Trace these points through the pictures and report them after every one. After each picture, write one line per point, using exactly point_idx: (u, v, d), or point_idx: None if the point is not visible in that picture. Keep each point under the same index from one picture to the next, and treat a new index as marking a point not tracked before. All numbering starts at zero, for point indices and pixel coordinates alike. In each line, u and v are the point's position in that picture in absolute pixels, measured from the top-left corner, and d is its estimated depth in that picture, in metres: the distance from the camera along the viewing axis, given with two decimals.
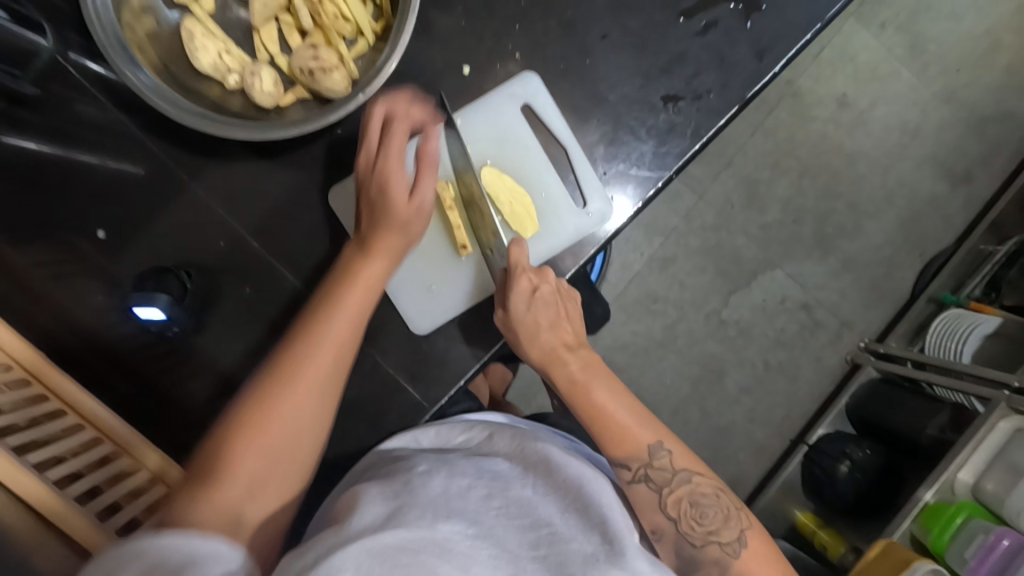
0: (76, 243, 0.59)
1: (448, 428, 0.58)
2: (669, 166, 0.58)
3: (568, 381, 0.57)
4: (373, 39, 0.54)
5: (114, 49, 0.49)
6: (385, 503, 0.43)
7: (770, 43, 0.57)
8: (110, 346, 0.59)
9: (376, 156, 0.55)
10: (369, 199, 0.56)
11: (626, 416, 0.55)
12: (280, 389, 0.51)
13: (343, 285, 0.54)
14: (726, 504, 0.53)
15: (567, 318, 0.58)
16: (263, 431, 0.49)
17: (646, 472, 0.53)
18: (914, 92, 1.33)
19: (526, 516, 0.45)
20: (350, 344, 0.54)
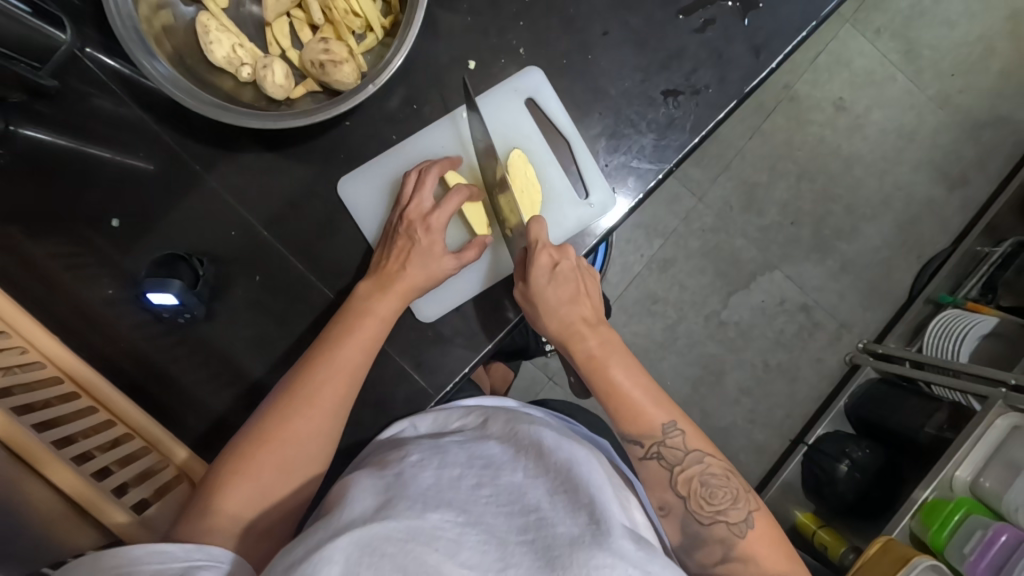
0: (92, 233, 0.60)
1: (446, 413, 0.58)
2: (668, 159, 0.59)
3: (587, 356, 0.57)
4: (382, 34, 0.56)
5: (132, 39, 0.50)
6: (377, 494, 0.45)
7: (766, 40, 0.59)
8: (123, 334, 0.60)
9: (429, 208, 0.58)
10: (411, 238, 0.58)
11: (643, 392, 0.55)
12: (295, 409, 0.52)
13: (356, 316, 0.56)
14: (735, 485, 0.54)
15: (587, 297, 0.59)
16: (275, 450, 0.51)
17: (658, 449, 0.54)
18: (909, 96, 1.35)
19: (515, 503, 0.46)
20: (361, 369, 0.55)
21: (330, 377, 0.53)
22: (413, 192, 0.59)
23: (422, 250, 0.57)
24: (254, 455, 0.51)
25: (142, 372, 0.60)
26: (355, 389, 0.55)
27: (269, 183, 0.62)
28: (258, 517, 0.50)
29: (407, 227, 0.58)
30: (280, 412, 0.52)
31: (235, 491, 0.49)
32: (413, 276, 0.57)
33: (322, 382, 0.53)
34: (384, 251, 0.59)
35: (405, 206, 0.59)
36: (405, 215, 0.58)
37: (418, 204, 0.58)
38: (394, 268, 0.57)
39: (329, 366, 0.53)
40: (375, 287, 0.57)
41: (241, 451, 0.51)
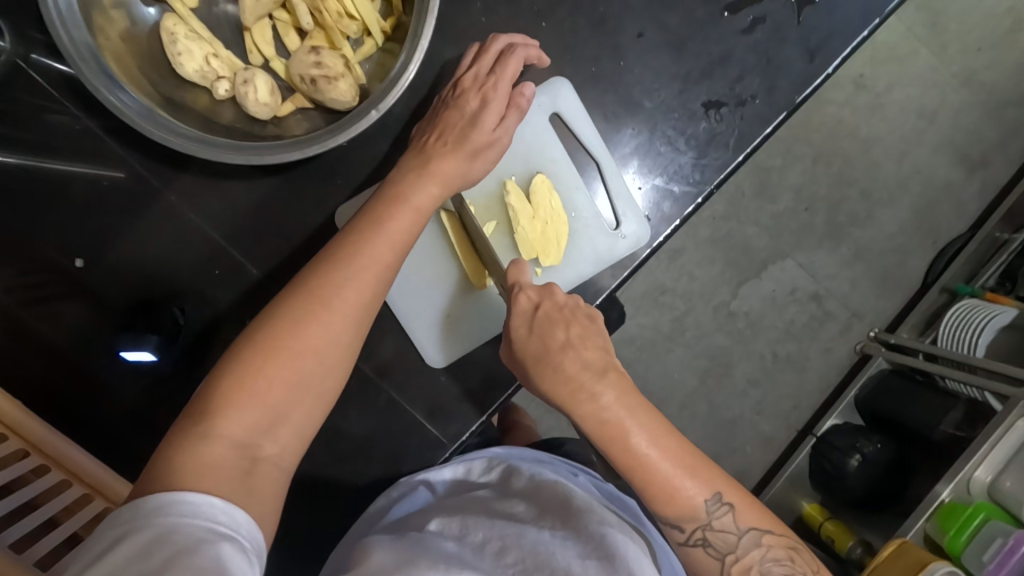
0: (56, 268, 0.53)
1: (467, 463, 0.56)
2: (709, 180, 0.54)
3: (597, 423, 0.47)
4: (382, 39, 0.49)
5: (86, 62, 0.42)
6: (400, 552, 0.42)
7: (820, 43, 0.53)
8: (94, 380, 0.53)
9: (489, 75, 0.51)
10: (461, 107, 0.51)
11: (672, 464, 0.47)
12: (310, 309, 0.44)
13: (390, 203, 0.49)
14: (800, 569, 0.46)
15: (586, 338, 0.50)
16: (284, 361, 0.43)
17: (704, 535, 0.47)
18: (932, 73, 1.27)
19: (543, 568, 0.41)
20: (390, 271, 0.48)
21: (355, 275, 0.46)
22: (473, 62, 0.52)
23: (468, 121, 0.51)
24: (262, 365, 0.42)
25: (115, 419, 0.54)
26: (381, 293, 0.48)
27: (262, 210, 0.55)
28: (267, 441, 0.42)
29: (458, 97, 0.51)
30: (294, 311, 0.44)
31: (240, 413, 0.41)
32: (451, 159, 0.50)
33: (345, 280, 0.46)
34: (422, 130, 0.52)
35: (459, 76, 0.52)
36: (459, 84, 0.52)
37: (476, 75, 0.51)
38: (433, 150, 0.51)
39: (350, 266, 0.46)
40: (412, 173, 0.50)
41: (248, 360, 0.42)
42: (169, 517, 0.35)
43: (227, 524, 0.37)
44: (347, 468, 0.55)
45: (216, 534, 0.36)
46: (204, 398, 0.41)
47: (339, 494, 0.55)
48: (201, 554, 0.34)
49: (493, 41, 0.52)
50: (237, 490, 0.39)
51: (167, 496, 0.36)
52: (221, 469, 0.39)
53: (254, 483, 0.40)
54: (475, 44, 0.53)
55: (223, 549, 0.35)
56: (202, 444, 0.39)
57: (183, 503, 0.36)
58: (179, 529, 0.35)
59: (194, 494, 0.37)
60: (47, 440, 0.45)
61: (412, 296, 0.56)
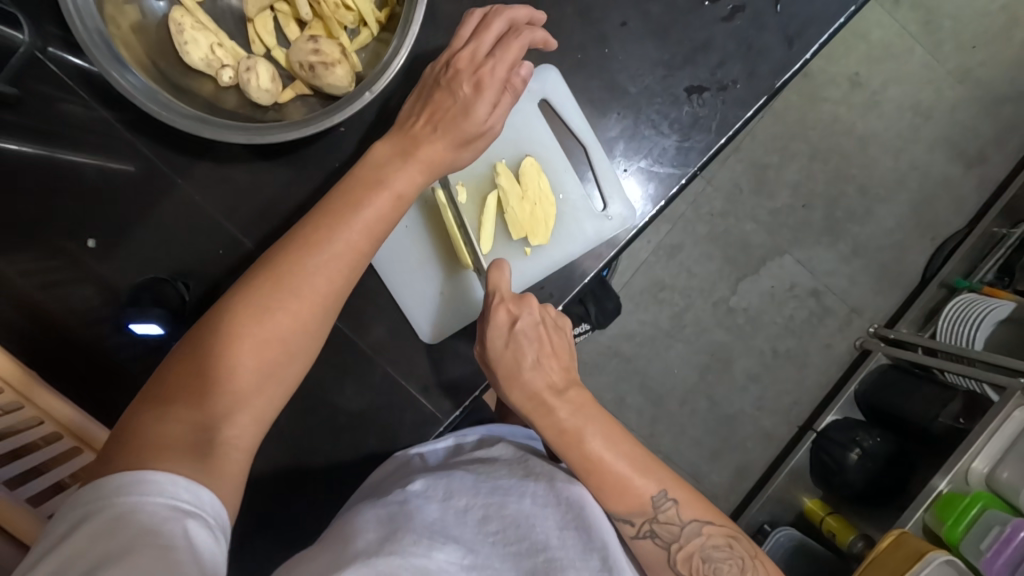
0: (65, 250, 0.56)
1: (459, 439, 0.57)
2: (692, 163, 0.55)
3: (558, 431, 0.51)
4: (377, 29, 0.52)
5: (99, 49, 0.45)
6: (381, 528, 0.43)
7: (801, 30, 0.55)
8: (103, 355, 0.55)
9: (487, 59, 0.51)
10: (454, 89, 0.52)
11: (625, 464, 0.50)
12: (275, 295, 0.46)
13: (362, 191, 0.50)
14: (738, 555, 0.49)
15: (553, 354, 0.53)
16: (249, 345, 0.45)
17: (651, 528, 0.49)
18: (927, 70, 1.29)
19: (523, 541, 0.45)
20: (362, 257, 0.50)
21: (324, 262, 0.48)
22: (473, 39, 0.52)
23: (460, 111, 0.52)
24: (228, 348, 0.45)
25: (122, 396, 0.56)
26: (351, 277, 0.50)
27: (263, 195, 0.57)
28: (227, 422, 0.44)
29: (451, 77, 0.52)
30: (261, 297, 0.46)
31: (206, 394, 0.44)
32: (438, 145, 0.52)
33: (313, 267, 0.48)
34: (412, 106, 0.53)
35: (456, 52, 0.52)
36: (453, 63, 0.52)
37: (473, 55, 0.52)
38: (420, 135, 0.52)
39: (318, 252, 0.48)
40: (391, 159, 0.52)
41: (216, 343, 0.45)
42: (134, 499, 0.37)
43: (192, 502, 0.39)
44: (345, 442, 0.57)
45: (180, 511, 0.38)
46: (172, 379, 0.44)
47: (337, 469, 0.57)
48: (165, 534, 0.36)
49: (496, 20, 0.52)
50: (197, 467, 0.41)
51: (129, 474, 0.38)
52: (182, 445, 0.41)
53: (216, 462, 0.42)
54: (477, 12, 0.53)
55: (188, 526, 0.37)
56: (165, 423, 0.42)
57: (146, 482, 0.38)
58: (142, 509, 0.37)
59: (156, 473, 0.38)
60: (68, 416, 0.47)
61: (405, 274, 0.58)
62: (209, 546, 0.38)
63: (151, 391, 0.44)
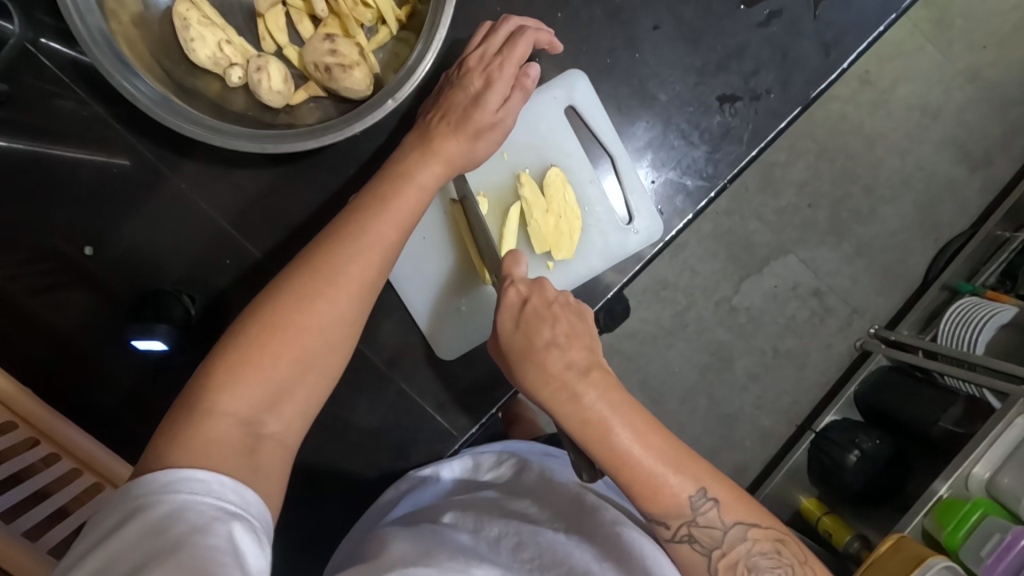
0: (58, 255, 0.52)
1: (477, 458, 0.58)
2: (722, 175, 0.53)
3: (579, 420, 0.45)
4: (396, 28, 0.49)
5: (99, 48, 0.42)
6: (415, 546, 0.43)
7: (837, 38, 0.53)
8: (97, 366, 0.53)
9: (496, 55, 0.50)
10: (467, 85, 0.50)
11: (660, 462, 0.45)
12: (313, 286, 0.45)
13: (392, 181, 0.49)
14: (788, 563, 0.45)
15: (571, 333, 0.47)
16: (288, 337, 0.43)
17: (689, 532, 0.45)
18: (937, 70, 1.27)
19: (560, 564, 0.42)
20: (395, 247, 0.48)
21: (360, 252, 0.46)
22: (482, 42, 0.51)
23: (471, 102, 0.50)
24: (269, 340, 0.43)
25: (120, 407, 0.54)
26: (385, 269, 0.48)
27: (271, 199, 0.55)
28: (268, 418, 0.42)
29: (462, 75, 0.51)
30: (299, 289, 0.44)
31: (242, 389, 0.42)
32: (454, 141, 0.50)
33: (350, 257, 0.46)
34: (427, 109, 0.52)
35: (467, 53, 0.51)
36: (465, 63, 0.51)
37: (482, 55, 0.51)
38: (435, 129, 0.50)
39: (354, 242, 0.46)
40: (414, 152, 0.50)
41: (251, 337, 0.43)
42: (177, 497, 0.35)
43: (237, 503, 0.37)
44: (356, 459, 0.55)
45: (226, 513, 0.36)
46: (210, 373, 0.41)
47: (348, 485, 0.56)
48: (211, 534, 0.34)
49: (504, 21, 0.51)
50: (242, 468, 0.39)
51: (177, 472, 0.36)
52: (224, 442, 0.39)
53: (258, 461, 0.40)
54: (488, 22, 0.52)
55: (234, 528, 0.35)
56: (207, 420, 0.40)
57: (191, 480, 0.36)
58: (190, 507, 0.35)
59: (202, 470, 0.37)
60: (41, 415, 0.44)
61: (421, 285, 0.56)
62: (256, 552, 0.35)
63: (186, 389, 0.42)
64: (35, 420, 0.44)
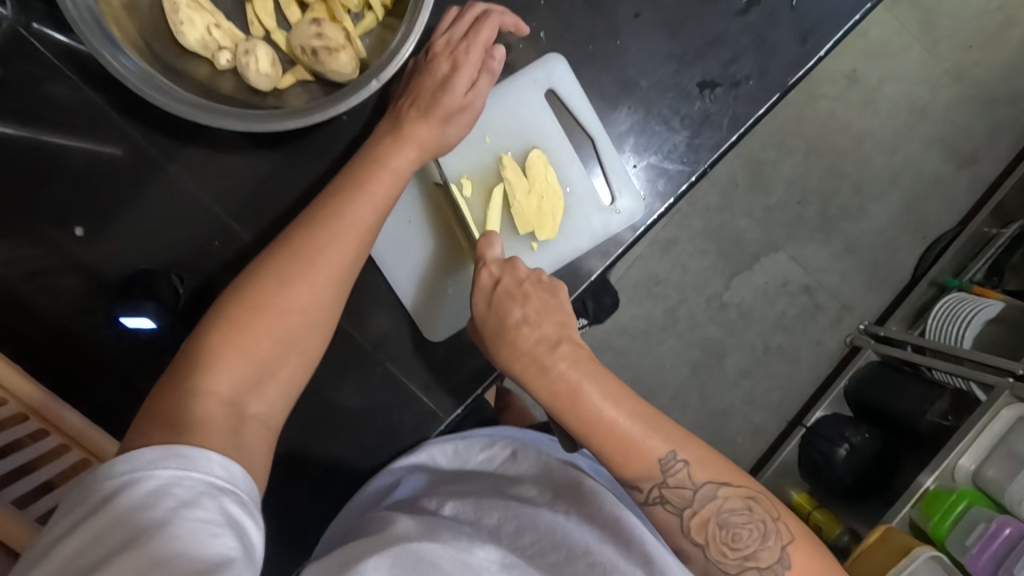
0: (48, 237, 0.53)
1: (464, 441, 0.59)
2: (702, 160, 0.55)
3: (551, 393, 0.49)
4: (382, 13, 0.50)
5: (89, 27, 0.42)
6: (418, 523, 0.43)
7: (814, 27, 0.55)
8: (88, 347, 0.54)
9: (461, 40, 0.51)
10: (434, 70, 0.51)
11: (631, 431, 0.48)
12: (293, 270, 0.46)
13: (366, 167, 0.50)
14: (759, 518, 0.47)
15: (542, 310, 0.50)
16: (269, 319, 0.45)
17: (661, 493, 0.48)
18: (924, 70, 1.29)
19: (560, 549, 0.45)
20: (373, 231, 0.50)
21: (337, 237, 0.47)
22: (449, 27, 0.52)
23: (439, 86, 0.51)
24: (250, 324, 0.44)
25: (110, 389, 0.54)
26: (363, 253, 0.49)
27: (258, 183, 0.56)
28: (252, 399, 0.43)
29: (430, 61, 0.52)
30: (279, 274, 0.46)
31: (225, 370, 0.42)
32: (425, 125, 0.51)
33: (330, 239, 0.47)
34: (399, 95, 0.53)
35: (434, 39, 0.53)
36: (431, 49, 0.52)
37: (448, 40, 0.52)
38: (406, 115, 0.51)
39: (332, 227, 0.47)
40: (387, 138, 0.51)
41: (232, 321, 0.44)
42: (165, 471, 0.36)
43: (224, 477, 0.38)
44: (343, 441, 0.56)
45: (213, 488, 0.37)
46: (192, 356, 0.43)
47: (334, 468, 0.56)
48: (198, 507, 0.35)
49: (470, 6, 0.52)
50: (228, 444, 0.40)
51: (163, 448, 0.37)
52: (209, 421, 0.40)
53: (243, 438, 0.41)
54: (454, 9, 0.53)
55: (225, 504, 0.36)
56: (191, 401, 0.41)
57: (178, 455, 0.37)
58: (179, 482, 0.36)
59: (190, 448, 0.37)
60: (36, 398, 0.45)
61: (407, 269, 0.57)
62: (244, 523, 0.37)
63: (170, 372, 0.43)
64: (26, 398, 0.44)
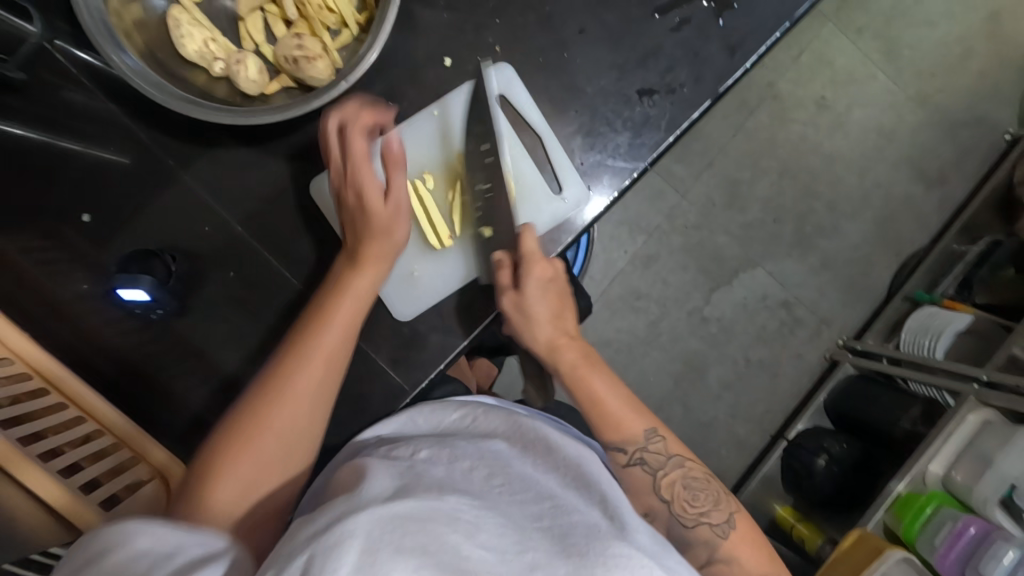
0: (61, 228, 0.60)
1: (443, 407, 0.61)
2: (643, 157, 0.62)
3: (570, 365, 0.61)
4: (357, 30, 0.57)
5: (99, 31, 0.50)
6: (393, 481, 0.43)
7: (742, 40, 0.61)
8: (90, 326, 0.60)
9: (343, 169, 0.58)
10: (350, 201, 0.58)
11: (617, 404, 0.60)
12: (272, 399, 0.54)
13: (335, 292, 0.57)
14: (715, 488, 0.58)
15: (562, 314, 0.63)
16: (254, 445, 0.53)
17: (641, 456, 0.58)
18: (889, 95, 1.36)
19: (528, 492, 0.45)
20: (345, 345, 0.57)
21: (306, 362, 0.55)
22: (335, 153, 0.58)
23: (360, 209, 0.58)
24: (239, 446, 0.53)
25: (109, 364, 0.60)
26: (336, 369, 0.56)
27: (244, 177, 0.62)
28: (246, 501, 0.53)
29: (343, 188, 0.58)
30: (262, 400, 0.54)
31: (218, 488, 0.52)
32: (371, 248, 0.58)
33: (294, 374, 0.55)
34: (343, 220, 0.60)
35: (332, 169, 0.59)
36: (345, 174, 0.58)
37: (339, 170, 0.58)
38: (355, 243, 0.58)
39: (304, 353, 0.55)
40: (348, 266, 0.59)
41: (221, 453, 0.53)
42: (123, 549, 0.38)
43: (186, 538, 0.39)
44: None
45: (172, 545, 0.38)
46: (189, 498, 0.51)
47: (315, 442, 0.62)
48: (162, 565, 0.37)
49: (330, 118, 0.58)
50: None
51: None
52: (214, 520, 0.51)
53: (249, 536, 0.52)
54: (326, 121, 0.58)
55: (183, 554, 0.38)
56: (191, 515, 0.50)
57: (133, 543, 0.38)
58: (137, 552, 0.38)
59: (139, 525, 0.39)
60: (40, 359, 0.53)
61: None
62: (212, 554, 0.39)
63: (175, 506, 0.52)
64: (35, 362, 0.53)
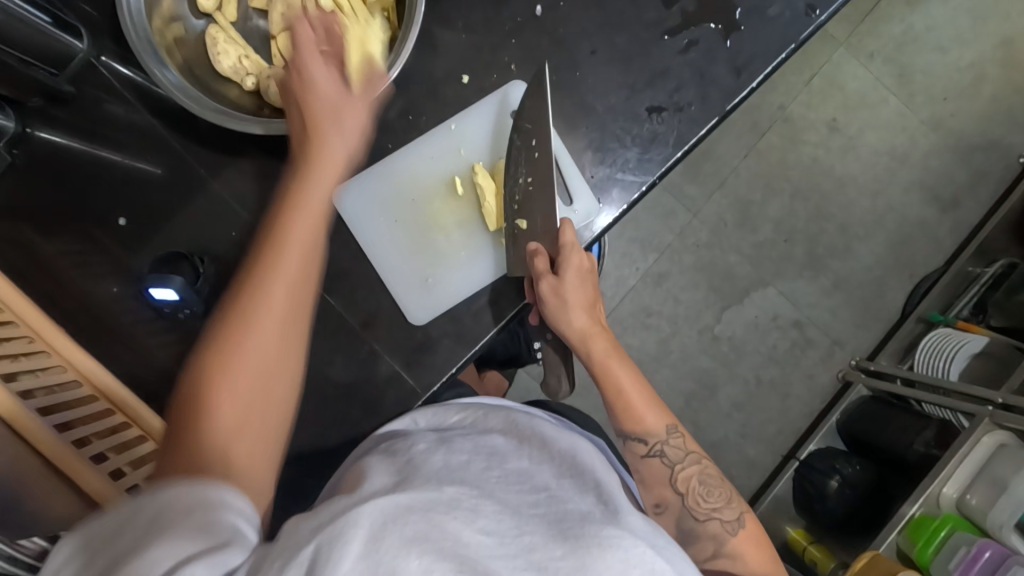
0: (98, 232, 0.63)
1: (446, 408, 0.62)
2: (651, 172, 0.64)
3: (603, 353, 0.63)
4: (380, 49, 0.61)
5: (144, 48, 0.54)
6: (390, 478, 0.44)
7: (749, 62, 0.64)
8: (119, 325, 0.62)
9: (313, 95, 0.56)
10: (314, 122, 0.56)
11: (640, 397, 0.63)
12: (229, 336, 0.51)
13: (287, 216, 0.55)
14: (726, 488, 0.61)
15: (590, 303, 0.64)
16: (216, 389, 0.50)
17: (662, 447, 0.61)
18: (901, 119, 1.38)
19: (524, 482, 0.46)
20: (304, 270, 0.54)
21: (261, 289, 0.53)
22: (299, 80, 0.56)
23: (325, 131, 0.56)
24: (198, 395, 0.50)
25: (135, 361, 0.62)
26: (298, 292, 0.54)
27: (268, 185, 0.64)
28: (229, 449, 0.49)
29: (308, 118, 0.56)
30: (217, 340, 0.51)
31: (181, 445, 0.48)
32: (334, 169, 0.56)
33: (251, 304, 0.52)
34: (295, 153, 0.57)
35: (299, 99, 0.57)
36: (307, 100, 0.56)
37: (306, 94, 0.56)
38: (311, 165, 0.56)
39: (260, 282, 0.53)
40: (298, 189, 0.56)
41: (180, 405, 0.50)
42: None
43: None
44: (333, 411, 0.63)
45: None
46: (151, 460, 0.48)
47: (329, 441, 0.63)
48: None
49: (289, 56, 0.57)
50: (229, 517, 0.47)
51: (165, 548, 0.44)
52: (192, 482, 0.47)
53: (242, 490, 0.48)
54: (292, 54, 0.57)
55: None
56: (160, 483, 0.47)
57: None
58: None
59: None
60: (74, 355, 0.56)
61: (394, 261, 0.66)
62: None
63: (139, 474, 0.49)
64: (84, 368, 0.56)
